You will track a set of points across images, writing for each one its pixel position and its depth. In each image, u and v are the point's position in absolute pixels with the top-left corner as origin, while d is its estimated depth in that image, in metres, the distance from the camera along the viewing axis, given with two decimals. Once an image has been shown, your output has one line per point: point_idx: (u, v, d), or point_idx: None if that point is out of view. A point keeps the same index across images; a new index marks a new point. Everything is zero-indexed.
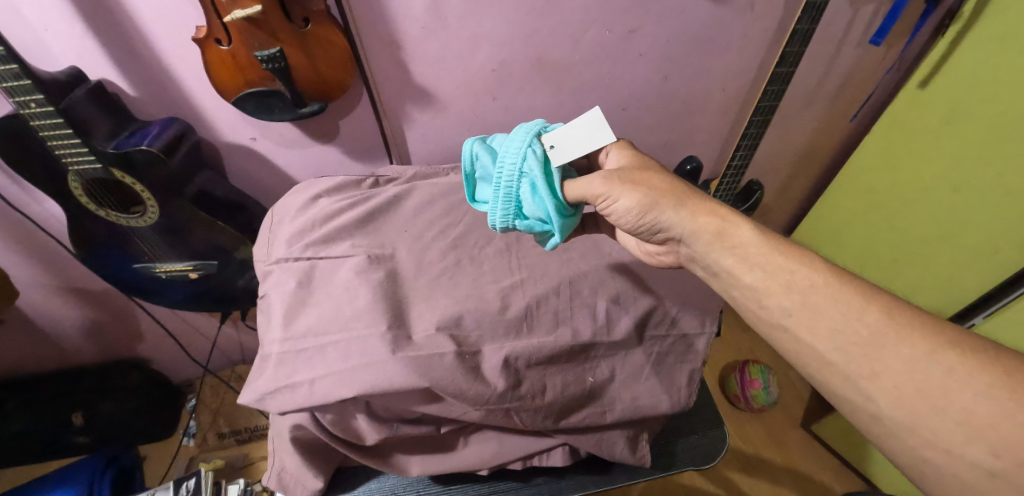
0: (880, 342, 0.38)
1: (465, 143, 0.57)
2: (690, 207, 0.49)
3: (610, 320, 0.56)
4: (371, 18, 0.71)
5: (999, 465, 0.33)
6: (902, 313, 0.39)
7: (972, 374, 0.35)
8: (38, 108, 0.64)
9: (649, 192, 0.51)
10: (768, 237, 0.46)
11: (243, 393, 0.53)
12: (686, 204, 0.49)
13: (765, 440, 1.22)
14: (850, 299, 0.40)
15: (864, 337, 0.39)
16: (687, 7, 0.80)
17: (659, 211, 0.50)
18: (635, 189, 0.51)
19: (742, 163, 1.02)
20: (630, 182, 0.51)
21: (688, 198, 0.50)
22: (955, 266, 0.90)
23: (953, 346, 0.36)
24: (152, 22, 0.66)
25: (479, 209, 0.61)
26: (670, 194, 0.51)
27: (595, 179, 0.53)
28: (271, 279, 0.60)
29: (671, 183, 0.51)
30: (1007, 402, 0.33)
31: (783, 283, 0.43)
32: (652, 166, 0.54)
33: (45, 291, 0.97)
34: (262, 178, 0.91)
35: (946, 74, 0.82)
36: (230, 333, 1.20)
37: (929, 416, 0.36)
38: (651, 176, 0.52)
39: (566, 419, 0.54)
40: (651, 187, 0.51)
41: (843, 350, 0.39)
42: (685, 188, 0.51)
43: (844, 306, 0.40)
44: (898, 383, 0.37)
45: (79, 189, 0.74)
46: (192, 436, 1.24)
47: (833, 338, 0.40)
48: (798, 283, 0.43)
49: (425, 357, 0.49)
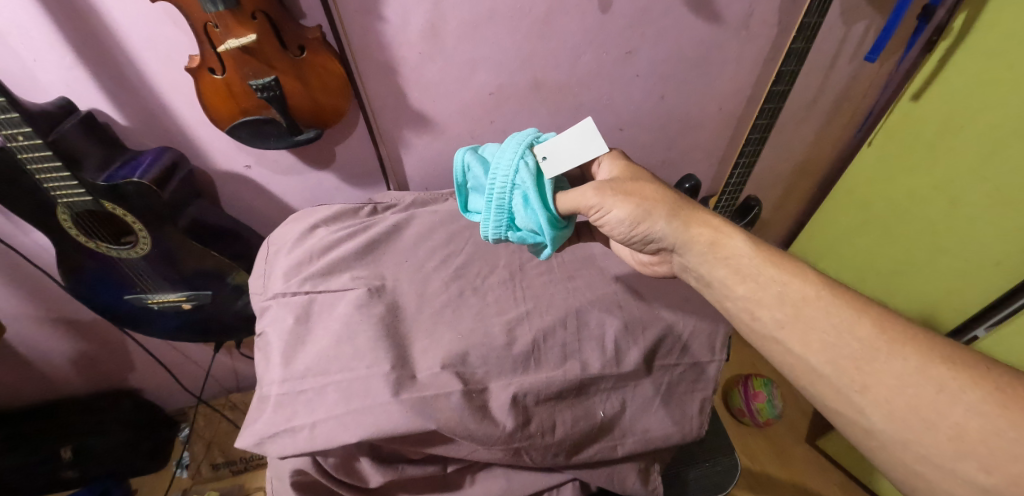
0: (873, 355, 0.39)
1: (457, 154, 0.58)
2: (682, 218, 0.49)
3: (619, 351, 0.55)
4: (368, 45, 0.71)
5: (992, 481, 0.34)
6: (895, 328, 0.40)
7: (964, 389, 0.36)
8: (27, 141, 0.62)
9: (641, 202, 0.50)
10: (759, 247, 0.47)
11: (239, 437, 0.51)
12: (678, 214, 0.49)
13: (771, 457, 1.20)
14: (843, 312, 0.41)
15: (856, 350, 0.40)
16: (683, 28, 0.80)
17: (651, 222, 0.50)
18: (627, 200, 0.50)
19: (741, 181, 1.01)
20: (622, 194, 0.50)
21: (680, 208, 0.50)
22: (954, 280, 0.89)
23: (948, 363, 0.37)
24: (143, 51, 0.65)
25: (473, 219, 0.62)
26: (663, 204, 0.50)
27: (586, 189, 0.52)
28: (268, 315, 0.58)
29: (663, 192, 0.51)
30: (998, 418, 0.34)
31: (775, 294, 0.44)
32: (643, 174, 0.53)
33: (33, 322, 0.94)
34: (258, 206, 0.89)
35: (938, 88, 0.83)
36: (225, 360, 1.17)
37: (922, 432, 0.36)
38: (643, 186, 0.52)
39: (576, 456, 0.52)
40: (644, 198, 0.50)
41: (835, 364, 0.40)
42: (677, 198, 0.50)
43: (837, 319, 0.41)
44: (890, 396, 0.38)
45: (68, 221, 0.71)
46: (185, 467, 1.20)
47: (827, 351, 0.41)
48: (791, 295, 0.44)
49: (430, 397, 0.48)
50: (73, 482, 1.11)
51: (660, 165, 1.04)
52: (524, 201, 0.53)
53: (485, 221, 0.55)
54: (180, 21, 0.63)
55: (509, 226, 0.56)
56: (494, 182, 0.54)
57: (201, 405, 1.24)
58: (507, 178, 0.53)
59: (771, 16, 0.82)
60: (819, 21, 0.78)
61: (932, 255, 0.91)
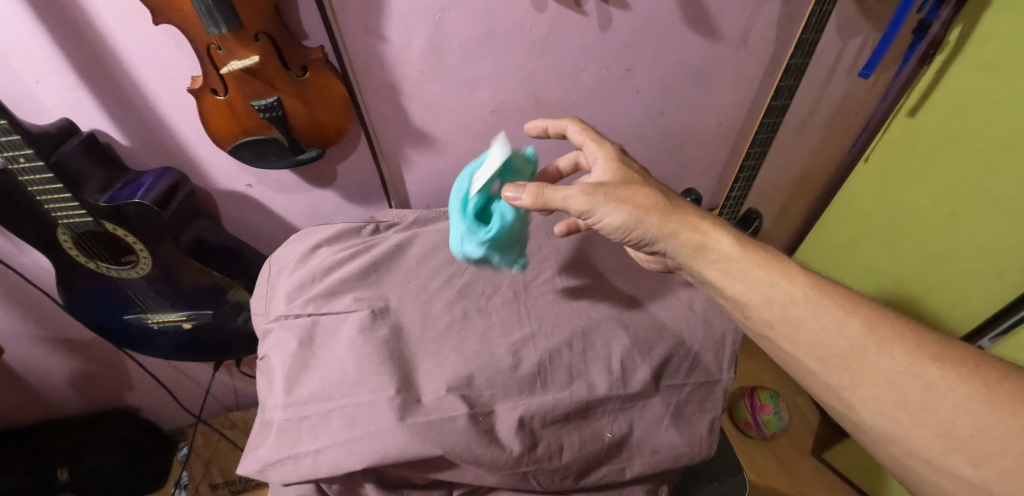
0: (862, 353, 0.40)
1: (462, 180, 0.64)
2: (673, 223, 0.48)
3: (626, 371, 0.54)
4: (370, 64, 0.71)
5: (978, 473, 0.35)
6: (885, 328, 0.40)
7: (952, 387, 0.37)
8: (27, 163, 0.61)
9: (634, 209, 0.48)
10: (748, 249, 0.47)
11: (241, 464, 0.50)
12: (671, 222, 0.48)
13: (777, 471, 1.19)
14: (833, 312, 0.42)
15: (845, 349, 0.41)
16: (682, 45, 0.81)
17: (643, 230, 0.48)
18: (618, 205, 0.48)
19: (742, 194, 1.01)
20: (616, 200, 0.48)
21: (670, 212, 0.49)
22: (957, 290, 0.88)
23: (936, 361, 0.38)
24: (145, 71, 0.65)
25: None
26: (655, 210, 0.48)
27: (574, 193, 0.48)
28: (271, 338, 0.58)
29: (654, 195, 0.49)
30: (985, 414, 0.35)
31: (765, 297, 0.44)
32: (630, 175, 0.52)
33: (30, 343, 0.93)
34: (259, 224, 0.89)
35: (934, 101, 0.84)
36: (225, 378, 1.16)
37: (910, 426, 0.37)
38: (635, 190, 0.49)
39: (584, 478, 0.51)
40: (636, 204, 0.48)
41: (827, 362, 0.41)
42: (668, 200, 0.49)
43: (827, 320, 0.42)
44: (879, 393, 0.39)
45: (68, 242, 0.71)
46: (184, 488, 1.17)
47: (816, 349, 0.42)
48: (779, 297, 0.44)
49: (436, 422, 0.47)
50: None
51: (661, 179, 1.04)
52: (502, 224, 0.56)
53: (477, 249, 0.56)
54: (183, 42, 0.64)
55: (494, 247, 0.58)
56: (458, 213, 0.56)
57: (201, 423, 1.22)
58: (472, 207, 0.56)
59: (768, 32, 0.83)
60: (817, 38, 0.79)
61: (933, 265, 0.91)
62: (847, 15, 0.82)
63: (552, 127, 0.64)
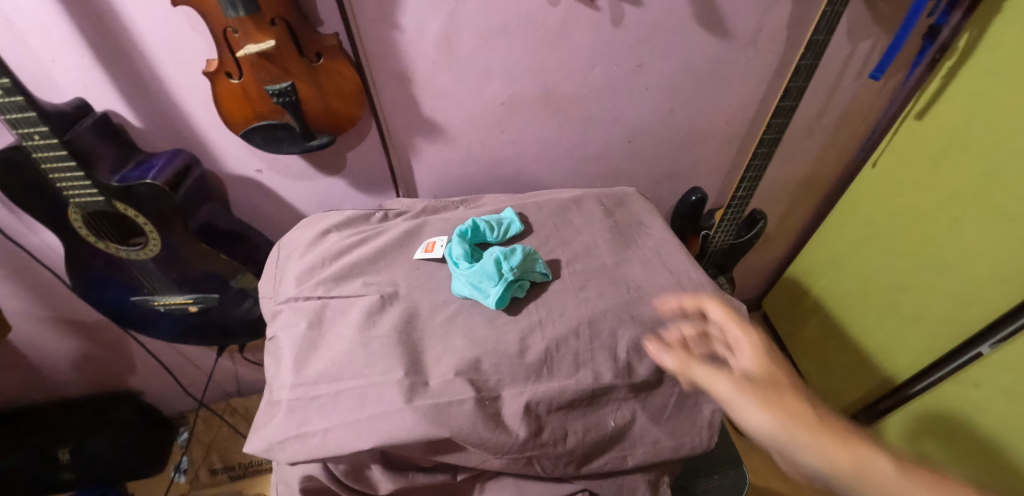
0: (855, 461, 0.38)
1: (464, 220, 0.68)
2: (827, 443, 0.39)
3: (631, 361, 0.54)
4: (383, 53, 0.72)
5: None
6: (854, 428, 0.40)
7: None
8: (42, 141, 0.61)
9: (784, 421, 0.40)
10: (914, 475, 0.36)
11: (249, 442, 0.50)
12: (826, 447, 0.39)
13: (774, 472, 1.19)
14: (828, 426, 0.40)
15: (844, 464, 0.38)
16: (692, 43, 0.81)
17: (790, 450, 0.40)
18: (767, 412, 0.41)
19: (752, 186, 0.98)
20: (763, 403, 0.42)
21: (829, 433, 0.40)
22: (954, 298, 0.89)
23: (922, 470, 0.36)
24: (161, 53, 0.66)
25: (514, 233, 0.68)
26: (808, 429, 0.40)
27: (725, 387, 0.44)
28: (280, 319, 0.59)
29: (803, 406, 0.41)
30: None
31: (835, 456, 0.38)
32: (778, 377, 0.44)
33: (36, 322, 0.93)
34: (267, 209, 0.90)
35: (942, 107, 0.84)
36: (227, 364, 1.16)
37: None
38: (787, 399, 0.42)
39: (588, 465, 0.51)
40: (792, 417, 0.41)
41: (822, 466, 0.39)
42: (828, 421, 0.40)
43: (826, 435, 0.40)
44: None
45: (78, 221, 0.71)
46: (184, 472, 1.19)
47: (815, 456, 0.39)
48: (792, 414, 0.41)
49: (444, 405, 0.48)
50: (68, 484, 1.10)
51: (666, 177, 1.04)
52: (503, 260, 0.59)
53: (499, 291, 0.56)
54: (199, 26, 0.64)
55: (514, 282, 0.58)
56: (457, 268, 0.60)
57: (202, 409, 1.22)
58: (466, 260, 0.61)
59: (779, 32, 0.83)
60: (828, 39, 0.79)
61: (934, 270, 0.91)
62: (857, 18, 0.83)
63: (689, 303, 0.56)
